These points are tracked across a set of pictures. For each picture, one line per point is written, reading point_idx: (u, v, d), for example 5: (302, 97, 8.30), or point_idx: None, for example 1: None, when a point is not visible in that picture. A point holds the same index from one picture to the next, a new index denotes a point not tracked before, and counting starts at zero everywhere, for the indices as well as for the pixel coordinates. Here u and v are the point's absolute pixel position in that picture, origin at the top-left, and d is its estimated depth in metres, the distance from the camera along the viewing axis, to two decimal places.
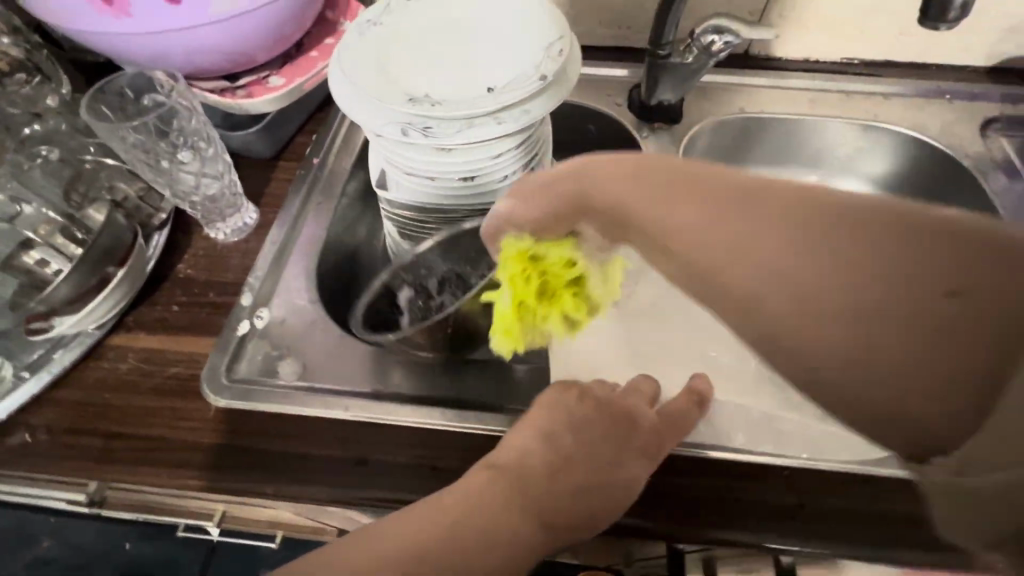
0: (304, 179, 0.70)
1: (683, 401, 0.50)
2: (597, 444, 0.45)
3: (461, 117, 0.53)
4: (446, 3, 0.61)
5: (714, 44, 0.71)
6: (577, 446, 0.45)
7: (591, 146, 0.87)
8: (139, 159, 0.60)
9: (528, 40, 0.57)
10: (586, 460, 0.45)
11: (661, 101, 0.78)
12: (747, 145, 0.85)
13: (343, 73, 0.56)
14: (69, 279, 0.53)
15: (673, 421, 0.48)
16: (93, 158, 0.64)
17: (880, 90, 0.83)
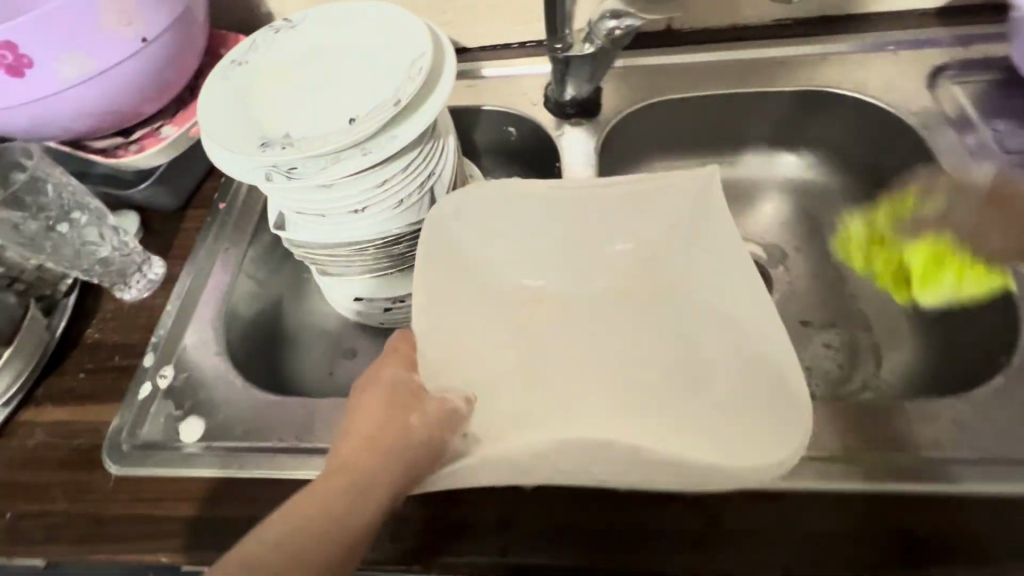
0: (212, 226, 0.69)
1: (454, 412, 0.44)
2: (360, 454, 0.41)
3: (327, 153, 0.51)
4: (312, 32, 0.59)
5: (617, 29, 0.67)
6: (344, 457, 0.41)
7: (515, 150, 0.83)
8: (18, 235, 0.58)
9: (392, 61, 0.54)
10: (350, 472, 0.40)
11: (574, 96, 0.74)
12: (678, 128, 0.80)
13: (204, 119, 0.53)
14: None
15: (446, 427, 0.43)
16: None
17: (818, 49, 0.76)
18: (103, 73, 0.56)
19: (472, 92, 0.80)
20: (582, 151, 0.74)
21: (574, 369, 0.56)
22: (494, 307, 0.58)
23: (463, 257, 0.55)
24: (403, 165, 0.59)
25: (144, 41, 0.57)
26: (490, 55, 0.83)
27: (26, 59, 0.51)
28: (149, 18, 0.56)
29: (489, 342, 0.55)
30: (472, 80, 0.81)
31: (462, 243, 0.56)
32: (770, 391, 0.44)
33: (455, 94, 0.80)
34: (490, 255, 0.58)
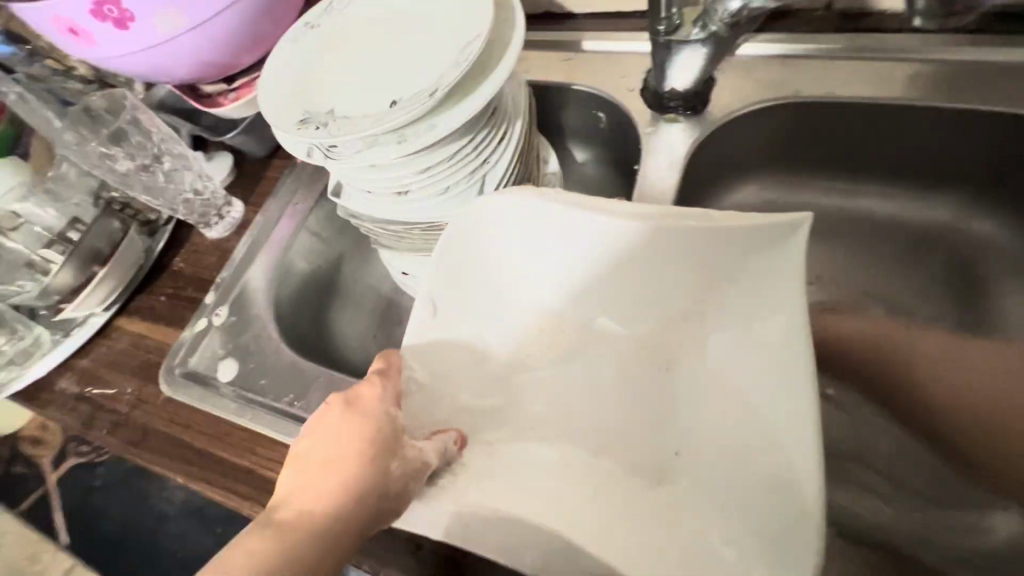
0: (288, 178, 0.73)
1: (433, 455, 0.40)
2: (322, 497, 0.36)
3: (363, 137, 0.49)
4: None
5: (741, 12, 0.53)
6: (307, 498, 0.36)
7: (604, 139, 0.73)
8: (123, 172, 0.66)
9: (448, 40, 0.49)
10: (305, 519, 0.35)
11: (677, 88, 0.62)
12: (808, 140, 0.64)
13: (266, 86, 0.54)
14: (65, 270, 0.64)
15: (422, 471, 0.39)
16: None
17: None
18: (196, 28, 0.59)
19: (565, 66, 0.72)
20: (672, 156, 0.63)
21: (571, 416, 0.49)
22: (514, 327, 0.51)
23: (476, 264, 0.50)
24: (450, 153, 0.55)
25: None
26: (595, 25, 0.72)
27: (129, 14, 0.56)
28: None
29: (500, 371, 0.51)
30: (568, 53, 0.72)
31: (486, 252, 0.50)
32: (778, 527, 0.34)
33: (547, 67, 0.72)
34: (517, 269, 0.51)
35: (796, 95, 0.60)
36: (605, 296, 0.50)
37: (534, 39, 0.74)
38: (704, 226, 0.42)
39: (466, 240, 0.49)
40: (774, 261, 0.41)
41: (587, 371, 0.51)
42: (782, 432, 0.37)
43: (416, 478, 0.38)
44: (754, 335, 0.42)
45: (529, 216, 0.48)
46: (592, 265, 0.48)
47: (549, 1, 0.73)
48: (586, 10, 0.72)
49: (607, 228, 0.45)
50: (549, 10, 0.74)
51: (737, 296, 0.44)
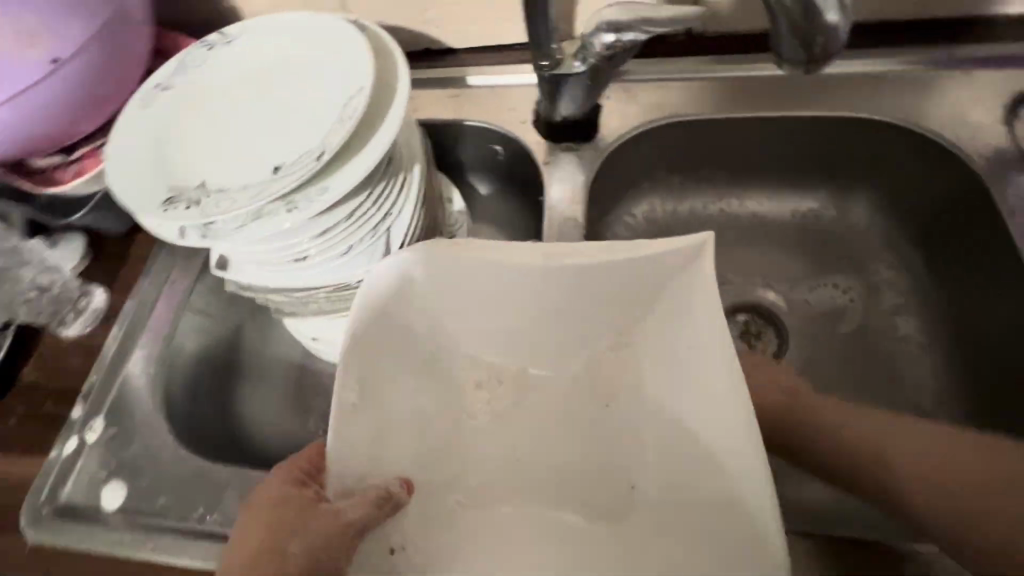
0: (161, 253, 0.64)
1: (359, 505, 0.38)
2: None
3: (244, 211, 0.43)
4: (248, 52, 0.51)
5: (615, 45, 0.55)
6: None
7: (503, 171, 0.73)
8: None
9: (327, 95, 0.46)
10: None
11: (567, 116, 0.63)
12: (692, 155, 0.68)
13: (115, 162, 0.46)
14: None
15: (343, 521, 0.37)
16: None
17: (874, 64, 0.62)
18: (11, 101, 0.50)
19: (456, 103, 0.70)
20: (573, 184, 0.64)
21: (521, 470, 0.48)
22: (446, 385, 0.49)
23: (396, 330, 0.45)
24: (348, 212, 0.51)
25: (56, 62, 0.51)
26: (478, 59, 0.72)
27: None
28: (57, 35, 0.51)
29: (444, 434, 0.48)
30: (456, 89, 0.71)
31: (407, 313, 0.46)
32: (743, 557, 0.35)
33: (436, 105, 0.71)
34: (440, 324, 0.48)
35: (675, 116, 0.64)
36: (535, 338, 0.49)
37: (419, 78, 0.72)
38: (622, 259, 0.43)
39: (378, 306, 0.43)
40: (686, 283, 0.42)
41: (529, 416, 0.50)
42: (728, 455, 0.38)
43: (336, 539, 0.36)
44: (684, 357, 0.43)
45: (448, 270, 0.44)
46: (518, 310, 0.47)
47: (428, 38, 0.72)
48: (467, 44, 0.72)
49: (529, 273, 0.44)
50: (430, 47, 0.72)
51: (660, 320, 0.45)
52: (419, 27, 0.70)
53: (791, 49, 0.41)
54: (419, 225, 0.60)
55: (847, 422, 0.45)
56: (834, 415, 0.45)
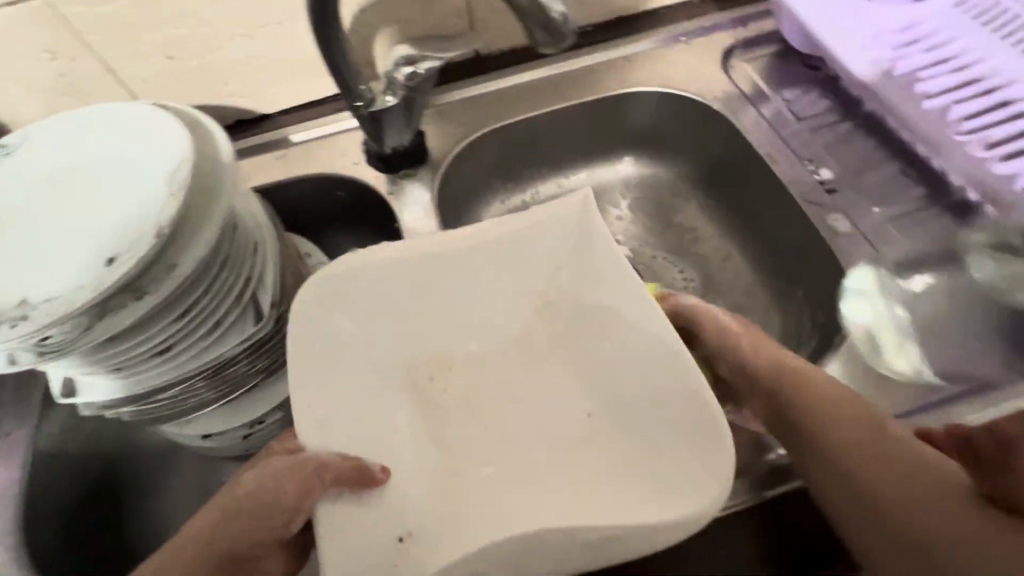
0: None
1: (328, 458, 0.44)
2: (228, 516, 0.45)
3: (79, 311, 0.40)
4: (37, 157, 0.47)
5: (415, 75, 0.62)
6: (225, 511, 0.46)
7: (352, 212, 0.75)
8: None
9: (144, 177, 0.45)
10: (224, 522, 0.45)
11: (394, 147, 0.68)
12: (515, 154, 0.78)
13: None
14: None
15: (305, 468, 0.43)
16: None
17: (623, 51, 0.77)
18: None
19: (285, 163, 0.72)
20: (420, 206, 0.69)
21: (490, 433, 0.55)
22: (382, 405, 0.51)
23: (343, 348, 0.50)
24: (206, 286, 0.49)
25: None
26: (294, 118, 0.74)
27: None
28: None
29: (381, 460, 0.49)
30: (281, 151, 0.72)
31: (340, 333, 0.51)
32: (684, 412, 0.46)
33: (265, 170, 0.71)
34: (353, 353, 0.51)
35: (489, 126, 0.73)
36: (470, 319, 0.56)
37: (238, 149, 0.72)
38: (524, 226, 0.53)
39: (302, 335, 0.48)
40: (584, 232, 0.54)
41: (484, 386, 0.57)
42: (643, 348, 0.50)
43: (293, 475, 0.43)
44: (597, 289, 0.54)
45: (367, 287, 0.51)
46: (452, 298, 0.54)
47: (236, 110, 0.72)
48: (279, 107, 0.73)
49: (447, 258, 0.52)
50: (241, 117, 0.73)
51: (569, 270, 0.56)
52: (223, 101, 0.70)
53: (539, 35, 0.49)
54: (285, 282, 0.60)
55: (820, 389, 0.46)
56: (812, 378, 0.46)
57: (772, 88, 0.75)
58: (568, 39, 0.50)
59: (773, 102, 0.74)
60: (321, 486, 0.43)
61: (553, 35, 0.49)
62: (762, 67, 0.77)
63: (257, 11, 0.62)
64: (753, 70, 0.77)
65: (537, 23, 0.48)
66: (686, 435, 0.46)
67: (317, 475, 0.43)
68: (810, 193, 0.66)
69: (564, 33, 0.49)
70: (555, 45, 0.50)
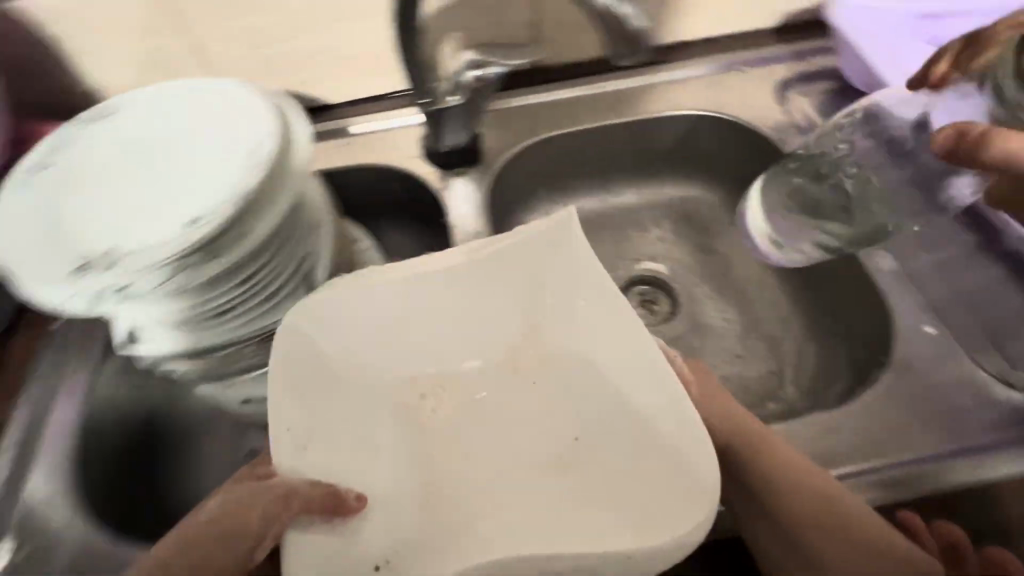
0: (48, 349, 0.59)
1: (305, 484, 0.44)
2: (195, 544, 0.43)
3: (165, 264, 0.43)
4: (133, 119, 0.51)
5: (483, 78, 0.65)
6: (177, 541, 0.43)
7: (404, 205, 0.78)
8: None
9: (228, 147, 0.48)
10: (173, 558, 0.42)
11: (452, 145, 0.71)
12: (564, 163, 0.80)
13: (14, 246, 0.45)
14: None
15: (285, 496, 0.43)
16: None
17: (678, 74, 0.79)
18: None
19: (345, 151, 0.75)
20: (471, 205, 0.72)
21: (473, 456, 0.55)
22: (361, 419, 0.53)
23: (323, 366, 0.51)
24: (267, 255, 0.52)
25: None
26: (358, 109, 0.78)
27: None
28: None
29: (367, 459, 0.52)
30: (343, 139, 0.76)
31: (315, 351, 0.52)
32: (676, 440, 0.46)
33: (327, 155, 0.75)
34: (336, 365, 0.53)
35: (543, 134, 0.76)
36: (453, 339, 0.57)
37: None
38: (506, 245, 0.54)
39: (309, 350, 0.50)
40: (568, 249, 0.54)
41: (468, 408, 0.58)
42: (629, 386, 0.51)
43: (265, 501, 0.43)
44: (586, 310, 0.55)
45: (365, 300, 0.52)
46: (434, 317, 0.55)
47: (306, 97, 0.76)
48: (345, 98, 0.77)
49: (415, 281, 0.53)
50: (309, 105, 0.77)
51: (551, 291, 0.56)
52: (296, 87, 0.74)
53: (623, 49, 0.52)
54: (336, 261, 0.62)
55: (777, 451, 0.48)
56: (783, 449, 0.49)
57: (825, 122, 0.76)
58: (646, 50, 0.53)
59: (824, 136, 0.75)
60: (290, 515, 0.42)
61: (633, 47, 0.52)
62: (818, 101, 0.78)
63: (341, 9, 0.66)
64: (808, 102, 0.77)
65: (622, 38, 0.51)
66: (667, 461, 0.46)
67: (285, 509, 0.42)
68: (859, 227, 0.66)
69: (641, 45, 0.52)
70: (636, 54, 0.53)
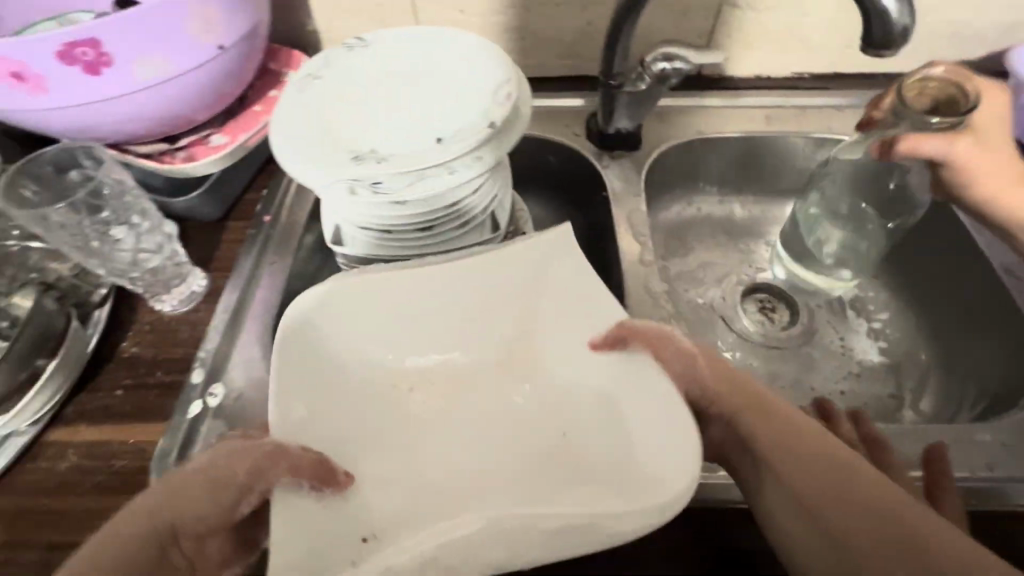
0: (256, 237, 0.66)
1: (281, 449, 0.41)
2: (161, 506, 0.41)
3: (418, 172, 0.51)
4: (388, 53, 0.60)
5: (667, 71, 0.69)
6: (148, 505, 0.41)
7: (553, 178, 0.84)
8: (59, 223, 0.55)
9: (474, 88, 0.56)
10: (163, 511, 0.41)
11: (619, 128, 0.77)
12: (709, 165, 0.84)
13: (291, 136, 0.53)
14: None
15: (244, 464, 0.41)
16: (17, 239, 0.59)
17: (835, 101, 0.82)
18: (174, 78, 0.54)
19: None
20: (625, 184, 0.77)
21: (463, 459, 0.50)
22: (344, 408, 0.49)
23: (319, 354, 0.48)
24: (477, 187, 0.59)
25: (222, 48, 0.56)
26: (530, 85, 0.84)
27: (106, 58, 0.50)
28: (229, 27, 0.56)
29: (413, 436, 0.52)
30: None
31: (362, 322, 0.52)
32: (665, 446, 0.42)
33: None
34: (359, 347, 0.51)
35: (699, 134, 0.81)
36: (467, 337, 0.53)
37: None
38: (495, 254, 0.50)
39: (305, 325, 0.47)
40: (562, 264, 0.51)
41: (472, 413, 0.53)
42: (635, 417, 0.45)
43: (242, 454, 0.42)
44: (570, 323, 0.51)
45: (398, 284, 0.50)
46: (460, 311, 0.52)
47: None
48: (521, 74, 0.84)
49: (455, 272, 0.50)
50: None
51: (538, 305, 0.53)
52: None
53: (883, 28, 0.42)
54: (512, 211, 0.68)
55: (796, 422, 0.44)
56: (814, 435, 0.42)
57: None
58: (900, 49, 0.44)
59: None
60: (276, 469, 0.41)
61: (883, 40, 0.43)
62: None
63: None
64: None
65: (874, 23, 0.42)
66: (647, 457, 0.42)
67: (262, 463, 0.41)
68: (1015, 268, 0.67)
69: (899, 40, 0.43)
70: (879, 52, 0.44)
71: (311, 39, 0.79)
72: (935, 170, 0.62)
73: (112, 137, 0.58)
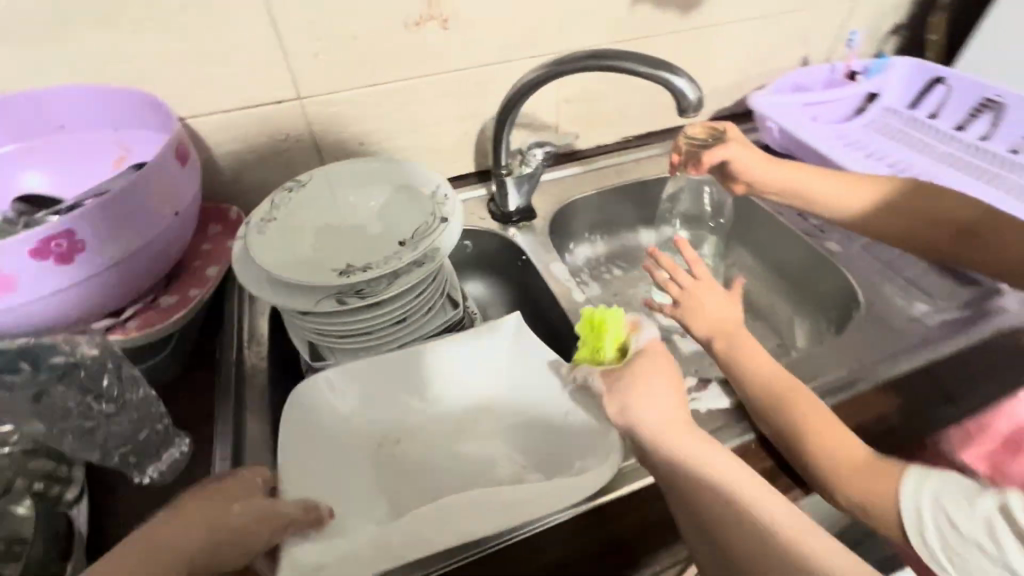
0: (227, 383, 0.66)
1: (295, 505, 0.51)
2: (179, 535, 0.45)
3: (389, 272, 0.60)
4: (326, 190, 0.71)
5: (543, 154, 0.90)
6: (172, 531, 0.45)
7: (474, 258, 0.97)
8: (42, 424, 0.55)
9: (414, 201, 0.69)
10: (173, 538, 0.45)
11: (515, 207, 0.94)
12: (590, 216, 1.05)
13: (268, 274, 0.61)
14: None
15: (249, 517, 0.48)
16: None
17: (658, 150, 1.10)
18: (141, 249, 0.59)
19: None
20: (537, 246, 0.92)
21: (443, 492, 0.62)
22: (352, 472, 0.60)
23: (326, 427, 0.61)
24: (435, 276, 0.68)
25: (178, 214, 0.62)
26: None
27: (79, 246, 0.54)
28: (182, 197, 0.63)
29: (412, 483, 0.62)
30: None
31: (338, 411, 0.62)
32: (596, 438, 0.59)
33: None
34: (362, 416, 0.64)
35: (574, 197, 1.01)
36: (450, 395, 0.67)
37: None
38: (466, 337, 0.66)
39: (302, 403, 0.60)
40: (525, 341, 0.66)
41: (456, 461, 0.64)
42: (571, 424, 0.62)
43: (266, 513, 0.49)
44: (525, 383, 0.66)
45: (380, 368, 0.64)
46: (439, 381, 0.66)
47: None
48: None
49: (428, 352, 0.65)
50: None
51: (510, 370, 0.67)
52: None
53: (684, 98, 0.65)
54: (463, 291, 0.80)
55: (685, 450, 0.52)
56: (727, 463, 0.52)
57: None
58: (699, 111, 0.65)
59: None
60: (286, 527, 0.50)
61: (685, 106, 0.65)
62: None
63: (432, 117, 0.90)
64: None
65: (676, 95, 0.64)
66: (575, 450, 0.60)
67: (265, 519, 0.48)
68: (809, 228, 0.93)
69: (694, 106, 0.65)
70: (687, 114, 0.66)
71: (224, 193, 0.84)
72: (722, 172, 0.84)
73: (70, 319, 0.59)
